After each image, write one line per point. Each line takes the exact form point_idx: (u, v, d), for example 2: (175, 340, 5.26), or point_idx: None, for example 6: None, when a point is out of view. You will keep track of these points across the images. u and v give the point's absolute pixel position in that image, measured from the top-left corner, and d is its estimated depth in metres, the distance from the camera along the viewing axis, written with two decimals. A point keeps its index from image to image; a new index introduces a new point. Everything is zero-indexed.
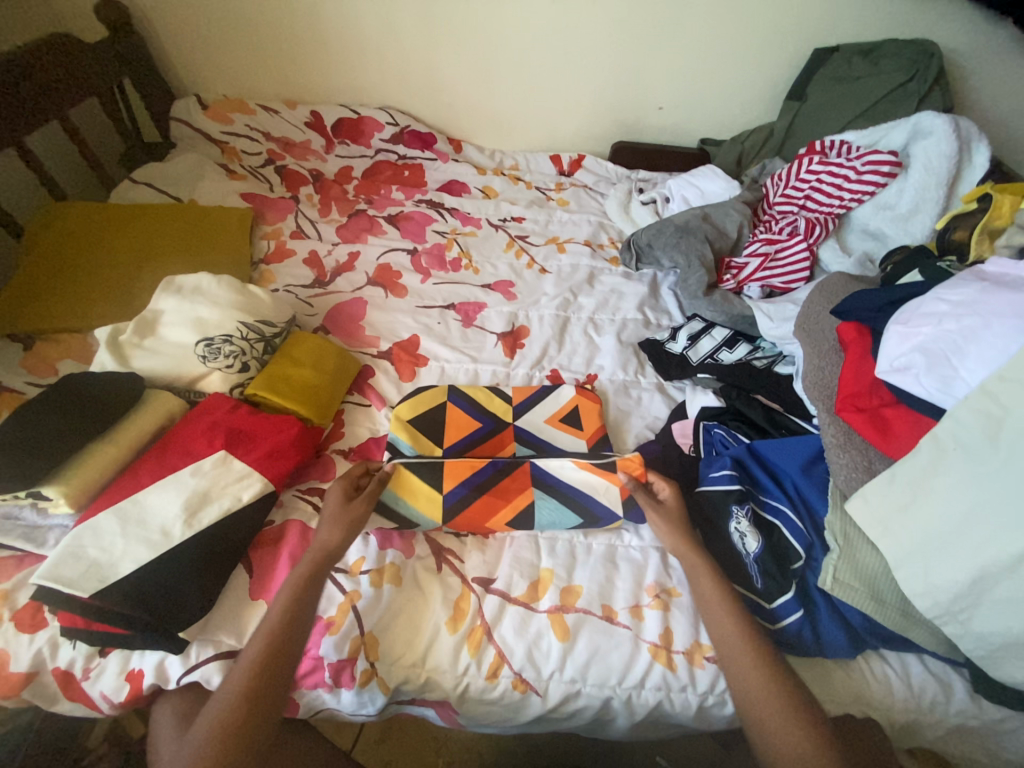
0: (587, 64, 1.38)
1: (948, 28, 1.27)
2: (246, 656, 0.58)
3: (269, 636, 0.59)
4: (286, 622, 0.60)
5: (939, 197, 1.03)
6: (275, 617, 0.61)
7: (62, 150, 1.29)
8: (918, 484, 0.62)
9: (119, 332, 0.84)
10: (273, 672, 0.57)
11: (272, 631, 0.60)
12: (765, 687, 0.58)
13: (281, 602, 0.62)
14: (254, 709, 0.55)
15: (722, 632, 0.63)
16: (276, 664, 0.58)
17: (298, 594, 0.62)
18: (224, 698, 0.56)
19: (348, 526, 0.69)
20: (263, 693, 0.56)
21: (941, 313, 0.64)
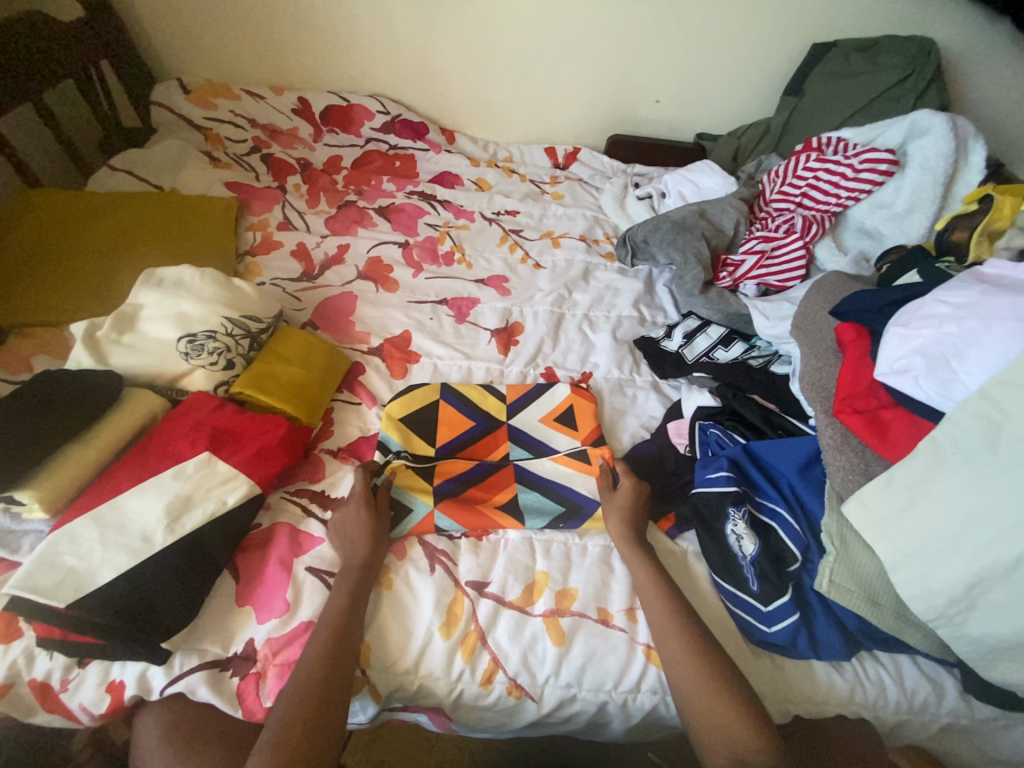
0: (584, 54, 1.35)
1: (946, 25, 1.27)
2: (294, 689, 0.56)
3: (319, 666, 0.58)
4: (334, 648, 0.59)
5: (935, 196, 1.02)
6: (322, 645, 0.59)
7: (34, 133, 1.23)
8: (915, 488, 0.62)
9: (96, 328, 0.80)
10: (329, 700, 0.56)
11: (322, 658, 0.58)
12: (700, 681, 0.59)
13: (325, 629, 0.60)
14: (313, 741, 0.53)
15: (659, 626, 0.64)
16: (330, 692, 0.57)
17: (342, 619, 0.61)
18: (277, 737, 0.53)
19: (381, 541, 0.69)
20: (321, 724, 0.54)
21: (942, 315, 0.64)
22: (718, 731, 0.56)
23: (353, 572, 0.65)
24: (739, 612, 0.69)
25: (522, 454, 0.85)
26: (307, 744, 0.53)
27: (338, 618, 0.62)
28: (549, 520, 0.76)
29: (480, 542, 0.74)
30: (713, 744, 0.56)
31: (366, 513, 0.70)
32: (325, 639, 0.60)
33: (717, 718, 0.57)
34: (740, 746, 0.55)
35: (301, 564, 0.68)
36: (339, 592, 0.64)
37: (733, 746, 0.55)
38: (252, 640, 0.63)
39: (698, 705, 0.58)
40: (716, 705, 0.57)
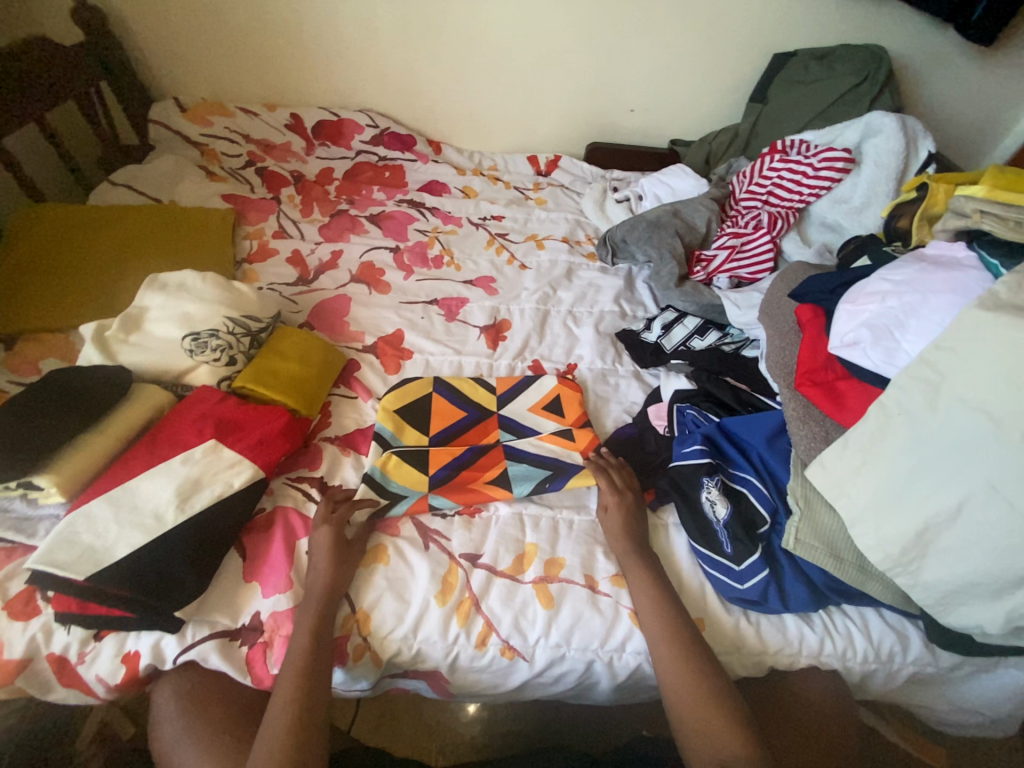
0: (561, 67, 1.44)
1: (895, 35, 1.37)
2: (283, 680, 0.60)
3: (304, 656, 0.62)
4: (316, 638, 0.63)
5: (888, 189, 1.11)
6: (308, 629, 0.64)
7: (38, 152, 1.29)
8: (869, 448, 0.67)
9: (105, 328, 0.85)
10: (316, 678, 0.61)
11: (309, 643, 0.63)
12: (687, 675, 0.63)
13: (306, 621, 0.64)
14: (305, 716, 0.58)
15: (645, 610, 0.68)
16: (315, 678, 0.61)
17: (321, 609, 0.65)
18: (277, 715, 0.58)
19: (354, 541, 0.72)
20: (309, 708, 0.59)
21: (885, 291, 0.70)
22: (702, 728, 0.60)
23: (328, 567, 0.68)
24: (714, 573, 0.73)
25: (507, 436, 0.90)
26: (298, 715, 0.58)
27: (318, 610, 0.65)
28: (534, 484, 0.81)
29: (473, 518, 0.79)
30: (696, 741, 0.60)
31: (337, 539, 0.71)
32: (306, 632, 0.63)
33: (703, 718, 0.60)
34: (722, 749, 0.59)
35: (303, 546, 0.72)
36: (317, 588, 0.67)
37: (716, 749, 0.59)
38: (259, 612, 0.67)
39: (672, 684, 0.63)
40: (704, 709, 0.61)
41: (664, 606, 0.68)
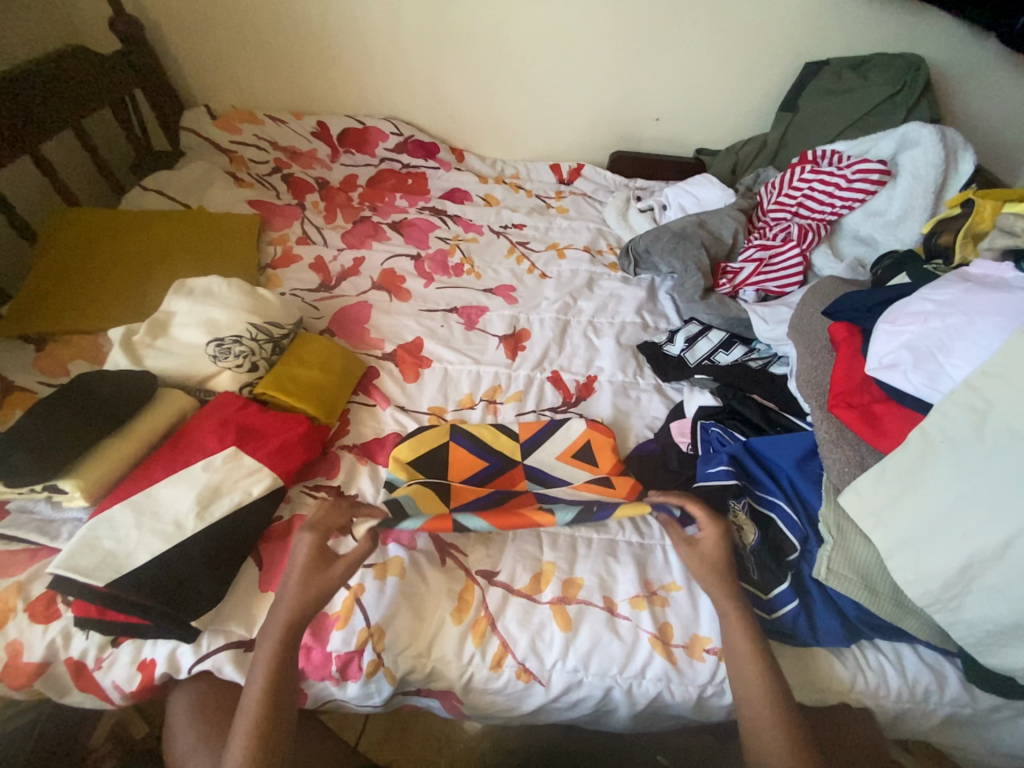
0: (586, 76, 1.43)
1: (933, 43, 1.32)
2: (252, 690, 0.59)
3: (269, 673, 0.59)
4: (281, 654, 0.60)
5: (926, 203, 1.06)
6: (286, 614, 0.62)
7: (74, 158, 1.33)
8: (908, 476, 0.64)
9: (132, 333, 0.86)
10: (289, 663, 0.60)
11: (285, 630, 0.61)
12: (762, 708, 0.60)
13: (273, 634, 0.61)
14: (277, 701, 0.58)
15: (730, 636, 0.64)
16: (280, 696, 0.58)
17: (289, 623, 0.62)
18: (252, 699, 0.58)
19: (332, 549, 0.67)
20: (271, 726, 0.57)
21: (927, 311, 0.67)
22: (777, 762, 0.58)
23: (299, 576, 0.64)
24: None
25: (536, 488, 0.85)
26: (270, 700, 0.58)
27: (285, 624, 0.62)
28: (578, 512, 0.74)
29: (490, 534, 0.77)
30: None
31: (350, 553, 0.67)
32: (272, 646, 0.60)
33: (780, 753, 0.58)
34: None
35: None
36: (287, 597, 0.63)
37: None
38: None
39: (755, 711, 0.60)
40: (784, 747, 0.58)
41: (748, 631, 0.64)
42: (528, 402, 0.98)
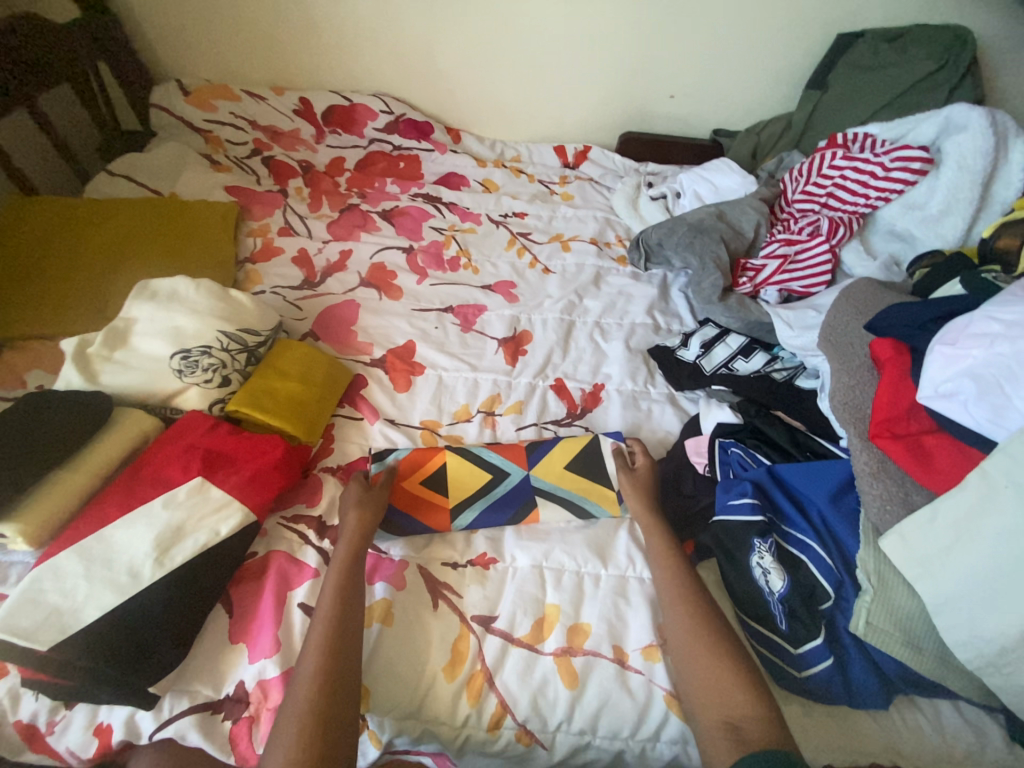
0: (594, 47, 1.29)
1: (983, 12, 1.19)
2: (306, 655, 0.56)
3: (334, 620, 0.58)
4: (340, 606, 0.60)
5: (972, 196, 0.95)
6: (339, 580, 0.62)
7: (31, 139, 1.20)
8: (962, 524, 0.56)
9: (88, 344, 0.77)
10: (349, 626, 0.58)
11: (338, 594, 0.60)
12: (699, 647, 0.58)
13: (330, 588, 0.61)
14: (337, 665, 0.55)
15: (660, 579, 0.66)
16: (342, 643, 0.57)
17: (346, 575, 0.62)
18: (307, 662, 0.55)
19: (379, 499, 0.71)
20: (337, 674, 0.55)
21: (993, 333, 0.58)
22: (715, 699, 0.55)
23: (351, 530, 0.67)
24: (766, 653, 0.64)
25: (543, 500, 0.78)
26: (330, 665, 0.55)
27: (341, 577, 0.62)
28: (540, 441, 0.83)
29: (486, 572, 0.70)
30: (706, 706, 0.55)
31: (360, 485, 0.72)
32: (330, 598, 0.60)
33: (714, 678, 0.56)
34: (734, 709, 0.54)
35: (294, 599, 0.65)
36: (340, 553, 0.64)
37: (726, 709, 0.54)
38: (243, 681, 0.59)
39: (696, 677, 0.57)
40: (715, 670, 0.56)
41: (693, 591, 0.64)
42: (529, 414, 0.89)
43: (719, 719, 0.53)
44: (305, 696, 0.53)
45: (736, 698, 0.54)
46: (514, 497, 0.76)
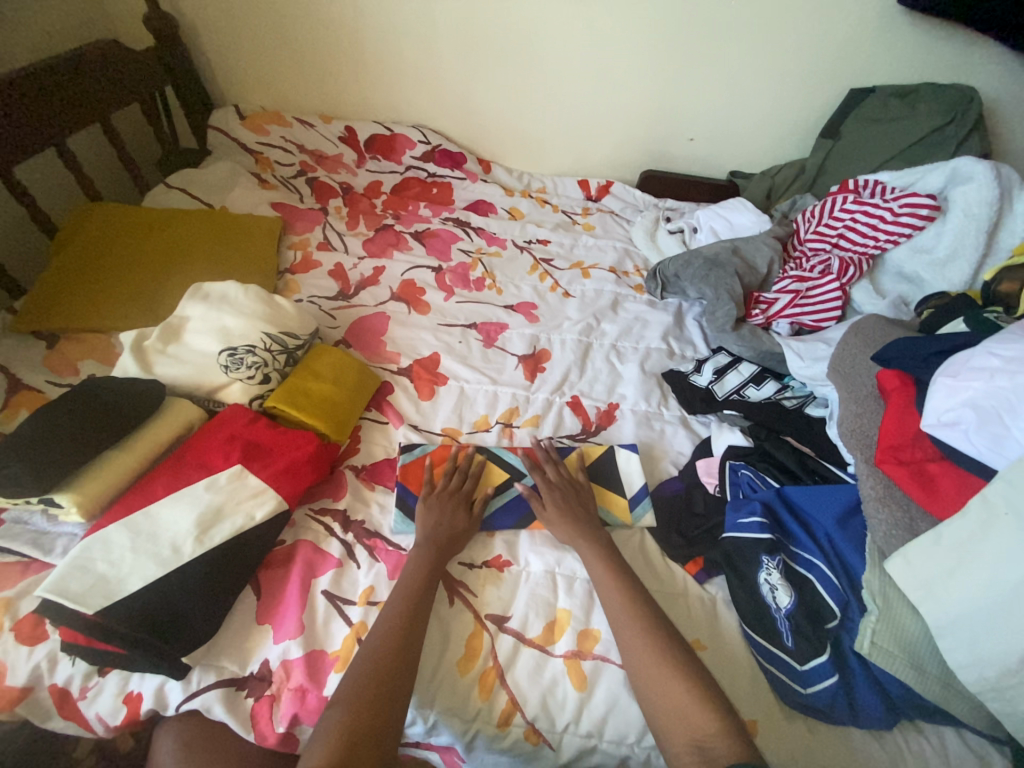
0: (621, 92, 1.39)
1: (987, 75, 1.27)
2: (371, 646, 0.60)
3: (402, 617, 0.62)
4: (406, 622, 0.62)
5: (978, 242, 1.01)
6: (410, 580, 0.66)
7: (100, 152, 1.32)
8: (964, 548, 0.59)
9: (144, 338, 0.84)
10: (416, 624, 0.62)
11: (408, 596, 0.64)
12: (650, 667, 0.60)
13: (398, 601, 0.64)
14: (401, 661, 0.59)
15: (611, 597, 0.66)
16: (401, 657, 0.59)
17: (416, 592, 0.65)
18: (372, 654, 0.59)
19: (461, 502, 0.76)
20: (390, 688, 0.57)
21: (992, 368, 0.62)
22: (682, 722, 0.56)
23: (426, 548, 0.69)
24: (770, 668, 0.65)
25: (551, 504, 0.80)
26: (393, 660, 0.59)
27: (411, 593, 0.65)
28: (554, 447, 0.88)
29: (502, 573, 0.72)
30: (671, 729, 0.56)
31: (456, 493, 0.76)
32: (402, 601, 0.63)
33: (677, 704, 0.57)
34: (698, 730, 0.55)
35: (319, 585, 0.68)
36: (417, 558, 0.68)
37: (692, 731, 0.55)
38: (268, 660, 0.62)
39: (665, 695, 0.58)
40: (674, 692, 0.58)
41: None
42: (545, 428, 0.93)
43: (687, 741, 0.55)
44: (366, 683, 0.56)
45: (705, 726, 0.55)
46: (527, 499, 0.79)
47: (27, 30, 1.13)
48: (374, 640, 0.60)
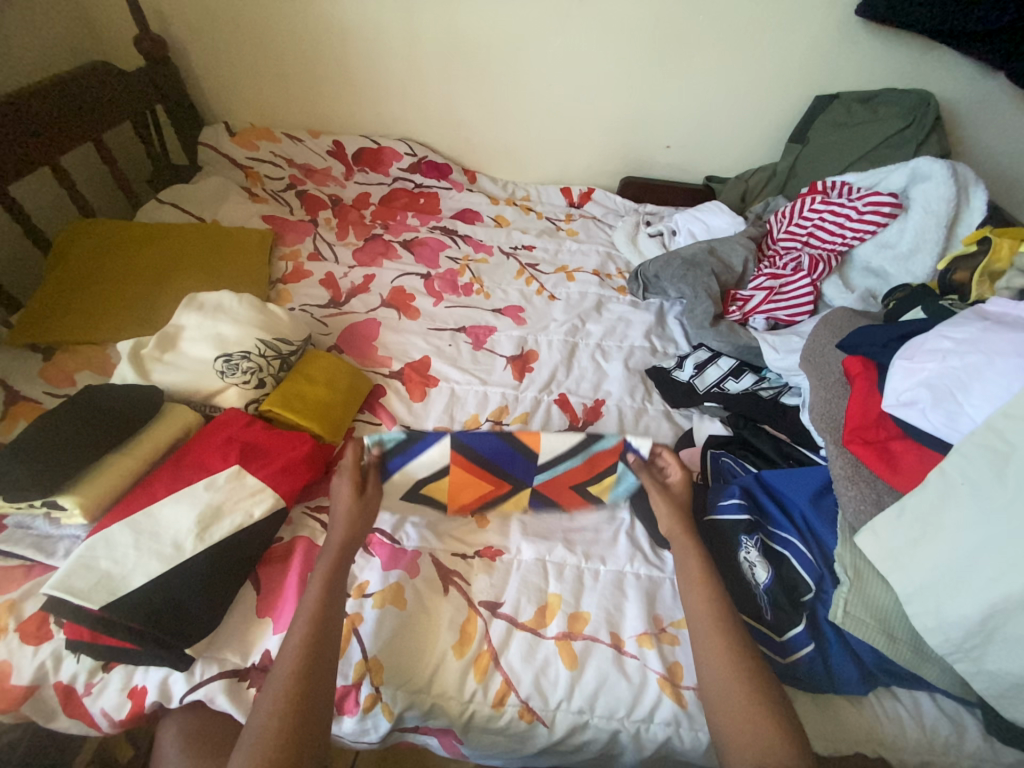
0: (599, 102, 1.45)
1: (943, 80, 1.35)
2: (278, 673, 0.56)
3: (305, 637, 0.59)
4: (316, 637, 0.59)
5: (938, 237, 1.07)
6: (315, 598, 0.62)
7: (92, 169, 1.35)
8: (926, 518, 0.63)
9: (141, 347, 0.86)
10: (326, 641, 0.59)
11: (314, 615, 0.61)
12: (720, 678, 0.59)
13: (304, 615, 0.61)
14: (313, 681, 0.56)
15: (693, 607, 0.65)
16: (312, 686, 0.56)
17: (318, 615, 0.61)
18: (280, 680, 0.56)
19: (358, 508, 0.70)
20: (303, 723, 0.54)
21: (945, 350, 0.66)
22: (740, 729, 0.56)
23: (328, 560, 0.66)
24: None
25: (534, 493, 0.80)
26: (303, 681, 0.56)
27: (316, 604, 0.62)
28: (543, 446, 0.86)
29: (493, 562, 0.75)
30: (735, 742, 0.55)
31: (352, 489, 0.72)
32: (306, 621, 0.60)
33: (743, 718, 0.56)
34: (763, 748, 0.54)
35: None
36: (317, 574, 0.65)
37: (755, 747, 0.54)
38: (268, 651, 0.64)
39: (721, 699, 0.58)
40: (737, 699, 0.57)
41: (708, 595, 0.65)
42: (534, 425, 0.96)
43: (750, 760, 0.54)
44: (280, 708, 0.54)
45: (770, 741, 0.54)
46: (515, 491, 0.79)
47: (20, 54, 1.16)
48: (282, 664, 0.57)
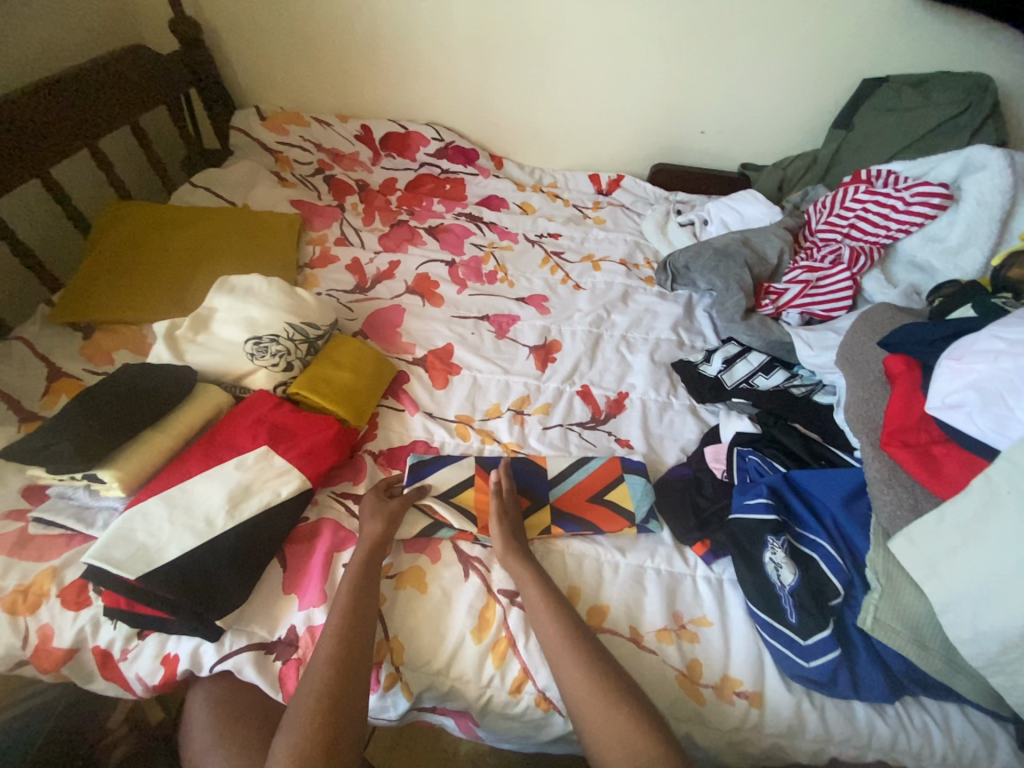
0: (632, 85, 1.40)
1: (1005, 61, 1.26)
2: (315, 665, 0.59)
3: (339, 631, 0.61)
4: (349, 632, 0.61)
5: (991, 231, 1.01)
6: (346, 594, 0.64)
7: (130, 153, 1.38)
8: (967, 526, 0.60)
9: (175, 328, 0.89)
10: (359, 635, 0.62)
11: (346, 609, 0.63)
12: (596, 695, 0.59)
13: (337, 609, 0.63)
14: (348, 672, 0.59)
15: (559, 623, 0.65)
16: (345, 687, 0.58)
17: (349, 614, 0.63)
18: (317, 671, 0.58)
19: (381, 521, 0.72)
20: (336, 719, 0.56)
21: (996, 350, 0.63)
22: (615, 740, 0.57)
23: (358, 558, 0.68)
24: (775, 642, 0.67)
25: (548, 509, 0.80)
26: (338, 672, 0.58)
27: (348, 599, 0.64)
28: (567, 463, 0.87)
29: None
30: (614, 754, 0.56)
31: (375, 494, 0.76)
32: (339, 615, 0.62)
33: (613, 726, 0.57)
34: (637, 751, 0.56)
35: (340, 560, 0.71)
36: (349, 571, 0.67)
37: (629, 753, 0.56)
38: (294, 627, 0.66)
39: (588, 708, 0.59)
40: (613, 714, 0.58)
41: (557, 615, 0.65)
42: (555, 416, 0.95)
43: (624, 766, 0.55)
44: (317, 697, 0.57)
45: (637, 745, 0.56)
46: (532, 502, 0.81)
47: (62, 37, 1.19)
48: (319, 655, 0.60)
